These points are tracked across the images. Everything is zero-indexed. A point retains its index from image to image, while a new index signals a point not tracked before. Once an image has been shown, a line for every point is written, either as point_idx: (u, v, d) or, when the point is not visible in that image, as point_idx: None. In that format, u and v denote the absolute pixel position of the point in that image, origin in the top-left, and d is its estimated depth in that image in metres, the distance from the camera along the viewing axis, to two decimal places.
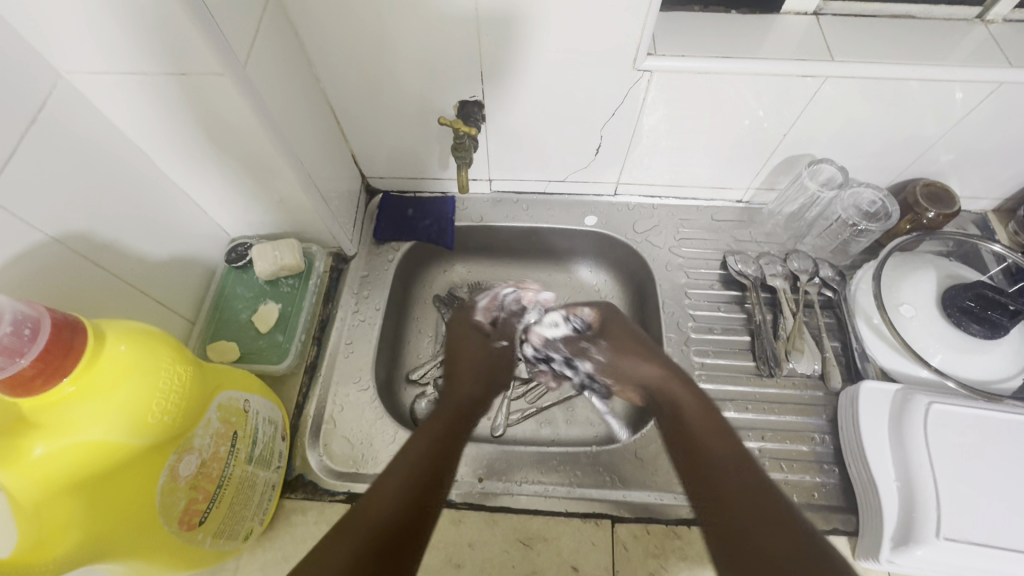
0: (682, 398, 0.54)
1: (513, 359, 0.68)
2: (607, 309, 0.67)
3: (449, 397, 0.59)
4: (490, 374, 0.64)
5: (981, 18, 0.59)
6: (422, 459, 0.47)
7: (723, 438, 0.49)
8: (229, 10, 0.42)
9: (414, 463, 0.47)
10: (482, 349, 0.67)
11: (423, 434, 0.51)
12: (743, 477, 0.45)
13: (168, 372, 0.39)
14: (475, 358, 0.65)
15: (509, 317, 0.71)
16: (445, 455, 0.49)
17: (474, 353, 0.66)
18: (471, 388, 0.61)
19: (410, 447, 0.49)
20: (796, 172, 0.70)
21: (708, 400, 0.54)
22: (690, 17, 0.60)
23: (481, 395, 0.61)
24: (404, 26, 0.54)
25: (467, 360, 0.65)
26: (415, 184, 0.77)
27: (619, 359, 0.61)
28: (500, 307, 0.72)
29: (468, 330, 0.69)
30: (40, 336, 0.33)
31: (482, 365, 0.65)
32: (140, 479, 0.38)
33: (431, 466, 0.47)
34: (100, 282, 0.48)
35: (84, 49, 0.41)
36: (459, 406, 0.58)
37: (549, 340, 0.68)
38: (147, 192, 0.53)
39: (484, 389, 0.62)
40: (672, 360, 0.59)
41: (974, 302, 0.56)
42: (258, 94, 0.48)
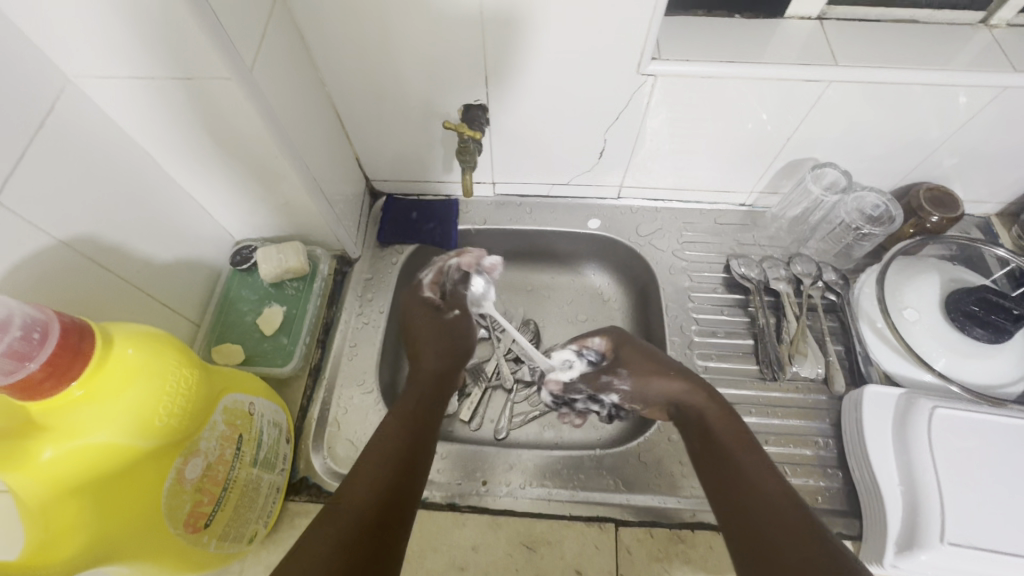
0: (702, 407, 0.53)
1: (469, 331, 0.66)
2: (616, 333, 0.63)
3: (414, 377, 0.57)
4: (454, 352, 0.62)
5: (984, 23, 0.59)
6: (394, 447, 0.47)
7: (749, 448, 0.49)
8: (235, 14, 0.43)
9: (392, 450, 0.46)
10: (438, 325, 0.63)
11: (389, 420, 0.49)
12: (773, 485, 0.45)
13: (175, 376, 0.39)
14: (432, 334, 0.62)
15: (455, 286, 0.68)
16: (418, 444, 0.48)
17: (429, 328, 0.62)
18: (430, 363, 0.59)
19: (385, 434, 0.48)
20: (799, 176, 0.70)
21: (732, 410, 0.53)
22: (694, 22, 0.60)
23: (449, 372, 0.59)
24: (409, 29, 0.54)
25: (427, 336, 0.61)
26: (418, 186, 0.78)
27: (635, 378, 0.58)
28: (443, 283, 0.67)
29: (419, 308, 0.64)
30: (49, 340, 0.33)
31: (445, 339, 0.62)
32: (147, 482, 0.38)
33: (405, 453, 0.47)
34: (106, 284, 0.49)
35: (92, 53, 0.41)
36: (427, 387, 0.56)
37: (568, 384, 0.65)
38: (154, 195, 0.53)
39: (449, 364, 0.60)
40: (686, 369, 0.57)
41: (978, 306, 0.56)
42: (264, 98, 0.48)
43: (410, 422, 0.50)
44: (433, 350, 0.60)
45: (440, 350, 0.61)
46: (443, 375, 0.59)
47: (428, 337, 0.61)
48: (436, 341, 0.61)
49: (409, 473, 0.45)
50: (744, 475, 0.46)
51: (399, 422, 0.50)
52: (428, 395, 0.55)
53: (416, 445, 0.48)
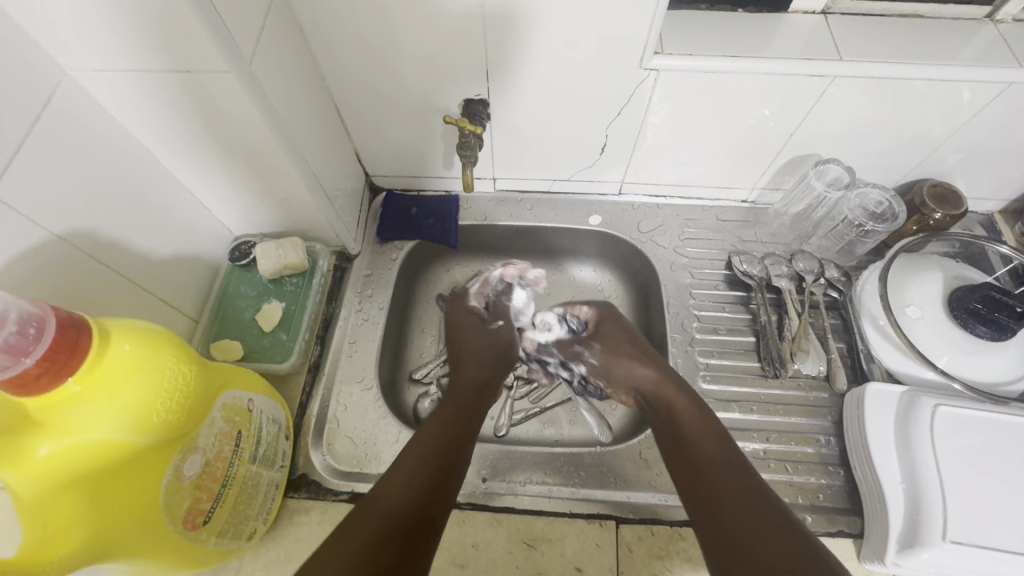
0: (677, 405, 0.55)
1: (513, 342, 0.69)
2: (602, 304, 0.70)
3: (460, 382, 0.61)
4: (498, 358, 0.66)
5: (990, 18, 0.58)
6: (433, 449, 0.50)
7: (718, 441, 0.50)
8: (234, 6, 0.42)
9: (421, 452, 0.49)
10: (482, 335, 0.68)
11: (433, 422, 0.53)
12: (738, 483, 0.46)
13: (173, 372, 0.39)
14: (474, 341, 0.67)
15: (500, 298, 0.74)
16: (458, 442, 0.52)
17: (473, 333, 0.68)
18: (474, 370, 0.63)
19: (421, 438, 0.51)
20: (802, 172, 0.70)
21: (704, 405, 0.55)
22: (697, 16, 0.59)
23: (486, 375, 0.63)
24: (409, 23, 0.54)
25: (470, 343, 0.67)
26: (418, 182, 0.77)
27: (611, 355, 0.64)
28: (492, 293, 0.74)
29: (463, 316, 0.70)
30: (45, 335, 0.33)
31: (487, 349, 0.66)
32: (144, 479, 0.37)
33: (444, 458, 0.49)
34: (104, 280, 0.48)
35: (88, 46, 0.41)
36: (468, 392, 0.60)
37: (543, 345, 0.71)
38: (152, 189, 0.53)
39: (487, 368, 0.64)
40: (665, 363, 0.61)
41: (981, 304, 0.55)
42: (263, 92, 0.47)
43: (449, 426, 0.53)
44: (473, 355, 0.65)
45: (483, 358, 0.65)
46: (483, 382, 0.62)
47: (478, 351, 0.65)
48: (478, 346, 0.66)
49: (446, 477, 0.48)
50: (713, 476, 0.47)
51: (440, 427, 0.53)
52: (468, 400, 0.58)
53: (454, 445, 0.51)
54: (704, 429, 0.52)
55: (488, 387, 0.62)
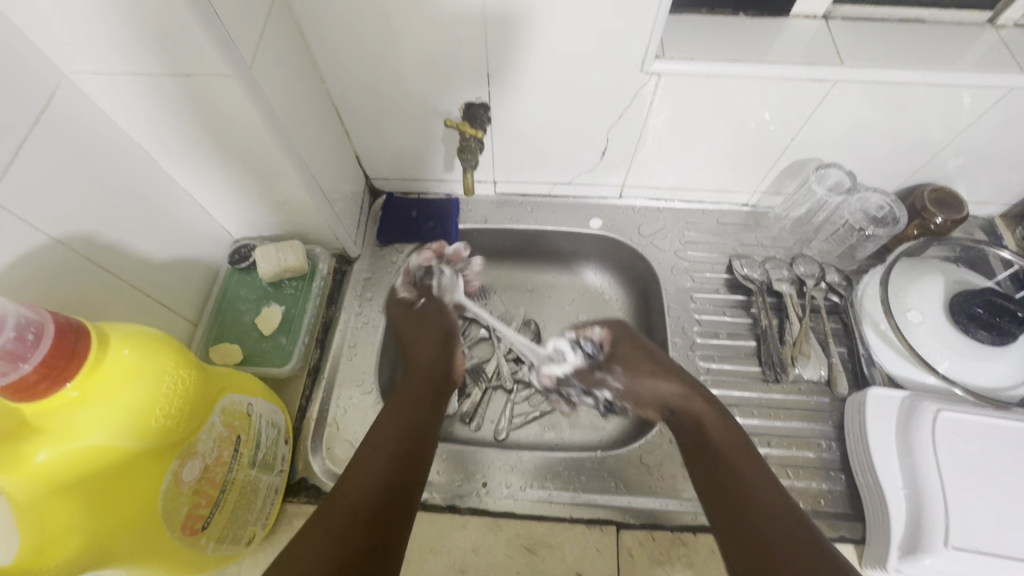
0: (694, 412, 0.55)
1: (444, 313, 0.67)
2: (616, 327, 0.64)
3: (413, 371, 0.59)
4: (444, 339, 0.63)
5: (991, 23, 0.58)
6: (392, 443, 0.49)
7: (744, 452, 0.51)
8: (234, 9, 0.42)
9: (387, 448, 0.49)
10: (417, 318, 0.65)
11: (397, 415, 0.52)
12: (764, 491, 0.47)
13: (172, 377, 0.39)
14: (411, 326, 0.64)
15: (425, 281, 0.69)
16: (421, 440, 0.51)
17: (410, 321, 0.64)
18: (426, 355, 0.61)
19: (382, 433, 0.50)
20: (803, 176, 0.70)
21: (728, 415, 0.55)
22: (698, 20, 0.59)
23: (441, 360, 0.61)
24: (410, 26, 0.54)
25: (416, 328, 0.64)
26: (418, 185, 0.77)
27: (632, 375, 0.60)
28: (414, 281, 0.69)
29: (396, 308, 0.66)
30: (43, 341, 0.33)
31: (423, 327, 0.64)
32: (142, 485, 0.37)
33: (403, 450, 0.49)
34: (103, 283, 0.48)
35: (88, 49, 0.41)
36: (423, 382, 0.58)
37: (561, 377, 0.65)
38: (152, 192, 0.52)
39: (440, 351, 0.62)
40: (689, 377, 0.58)
41: (982, 308, 0.56)
42: (263, 95, 0.47)
43: (411, 418, 0.53)
44: (422, 343, 0.62)
45: (426, 340, 0.62)
46: (438, 364, 0.61)
47: (415, 330, 0.64)
48: (421, 330, 0.64)
49: (408, 470, 0.48)
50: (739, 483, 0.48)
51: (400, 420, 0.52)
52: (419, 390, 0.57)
53: (414, 441, 0.51)
54: (724, 435, 0.52)
55: (444, 375, 0.61)
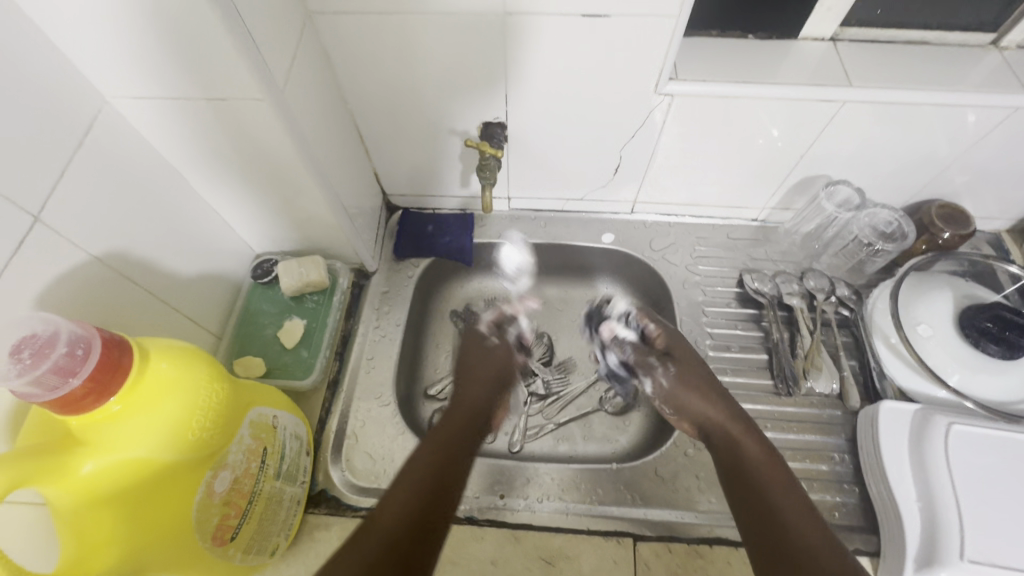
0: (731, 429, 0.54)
1: (511, 359, 0.65)
2: (670, 329, 0.65)
3: (459, 403, 0.58)
4: (500, 380, 0.62)
5: (994, 44, 0.60)
6: (425, 470, 0.47)
7: (784, 484, 0.48)
8: (268, 34, 0.44)
9: (421, 477, 0.46)
10: (482, 355, 0.64)
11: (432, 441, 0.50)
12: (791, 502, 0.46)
13: (207, 391, 0.40)
14: (476, 361, 0.63)
15: (503, 325, 0.70)
16: (455, 467, 0.49)
17: (475, 355, 0.64)
18: (479, 393, 0.59)
19: (416, 461, 0.48)
20: (812, 193, 0.71)
21: (773, 449, 0.52)
22: (709, 43, 0.61)
23: (489, 402, 0.59)
24: (431, 50, 0.56)
25: (475, 366, 0.63)
26: (434, 201, 0.79)
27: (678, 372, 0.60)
28: (498, 326, 0.69)
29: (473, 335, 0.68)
30: (92, 355, 0.34)
31: (481, 366, 0.62)
32: (177, 496, 0.38)
33: (436, 479, 0.46)
34: (136, 298, 0.49)
35: (129, 76, 0.43)
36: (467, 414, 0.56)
37: (617, 338, 0.67)
38: (182, 210, 0.54)
39: (492, 396, 0.60)
40: (727, 397, 0.57)
41: (992, 323, 0.57)
42: (293, 116, 0.49)
43: (452, 446, 0.50)
44: (477, 382, 0.60)
45: (482, 380, 0.61)
46: (484, 405, 0.58)
47: (472, 368, 0.62)
48: (478, 369, 0.62)
49: (444, 494, 0.46)
50: (767, 496, 0.47)
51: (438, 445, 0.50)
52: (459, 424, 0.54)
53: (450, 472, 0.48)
54: (763, 457, 0.51)
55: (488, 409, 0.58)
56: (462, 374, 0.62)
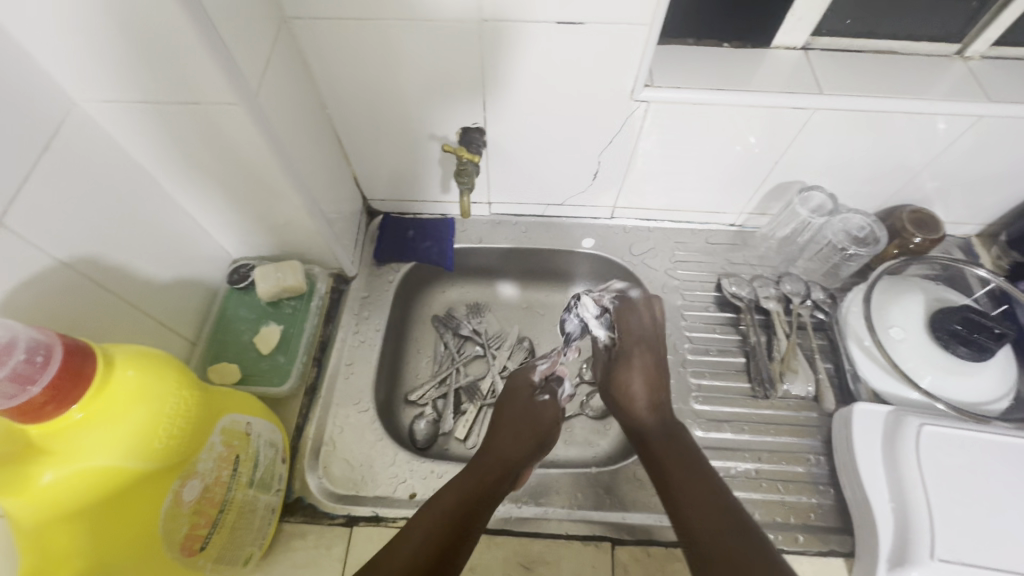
0: (652, 425, 0.59)
1: (558, 420, 0.64)
2: (638, 323, 0.67)
3: (489, 452, 0.57)
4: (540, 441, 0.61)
5: (960, 54, 0.61)
6: (443, 520, 0.47)
7: (690, 468, 0.53)
8: (240, 39, 0.44)
9: (439, 529, 0.46)
10: (528, 411, 0.63)
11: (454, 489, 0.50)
12: (701, 492, 0.50)
13: (174, 399, 0.39)
14: (522, 415, 0.62)
15: (552, 382, 0.68)
16: (474, 517, 0.48)
17: (520, 409, 0.63)
18: (512, 447, 0.58)
19: (432, 509, 0.48)
20: (787, 199, 0.72)
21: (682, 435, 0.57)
22: (685, 50, 0.62)
23: (526, 461, 0.58)
24: (409, 56, 0.56)
25: (517, 420, 0.62)
26: (414, 206, 0.79)
27: (621, 364, 0.65)
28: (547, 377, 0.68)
29: (521, 386, 0.66)
30: (51, 363, 0.33)
31: (524, 423, 0.61)
32: (144, 506, 0.38)
33: (453, 530, 0.46)
34: (105, 304, 0.49)
35: (98, 80, 0.42)
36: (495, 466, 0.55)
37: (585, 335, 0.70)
38: (154, 215, 0.53)
39: (529, 455, 0.59)
40: (659, 390, 0.62)
41: (961, 325, 0.57)
42: (268, 121, 0.49)
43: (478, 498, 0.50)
44: (516, 440, 0.59)
45: (523, 437, 0.60)
46: (518, 462, 0.57)
47: (517, 423, 0.61)
48: (521, 424, 0.61)
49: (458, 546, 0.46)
50: (679, 488, 0.51)
51: (460, 491, 0.50)
52: (491, 478, 0.53)
53: (468, 521, 0.48)
54: (668, 447, 0.56)
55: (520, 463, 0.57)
56: (503, 424, 0.61)
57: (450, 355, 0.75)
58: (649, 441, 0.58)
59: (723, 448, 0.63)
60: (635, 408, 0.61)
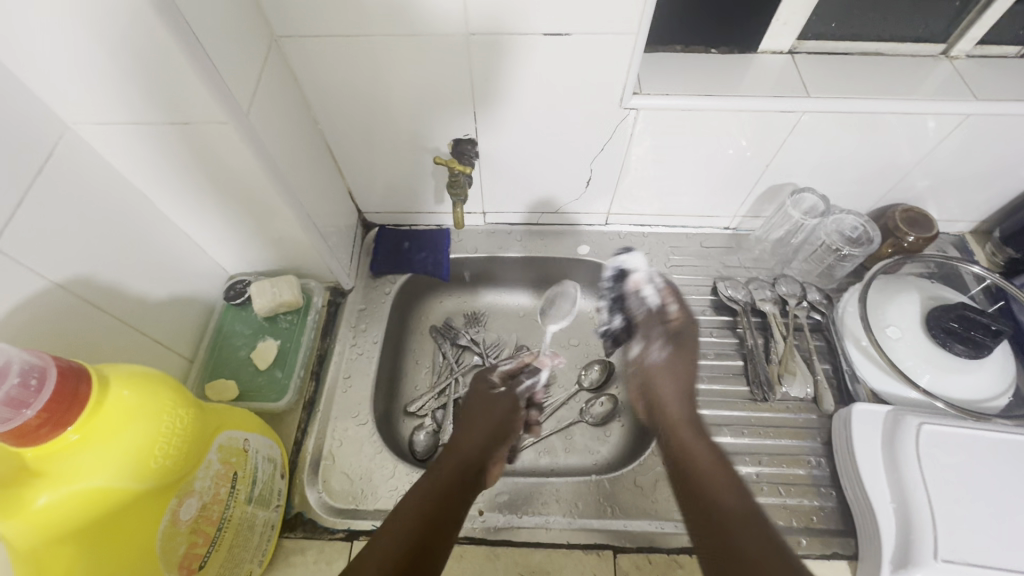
0: (681, 416, 0.58)
1: (516, 413, 0.63)
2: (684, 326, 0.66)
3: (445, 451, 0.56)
4: (497, 435, 0.59)
5: (945, 54, 0.62)
6: (414, 520, 0.47)
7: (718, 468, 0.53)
8: (228, 58, 0.44)
9: (407, 531, 0.46)
10: (484, 404, 0.62)
11: (416, 492, 0.50)
12: (726, 491, 0.50)
13: (170, 418, 0.39)
14: (479, 412, 0.61)
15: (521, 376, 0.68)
16: (441, 515, 0.48)
17: (477, 404, 0.62)
18: (466, 441, 0.57)
19: (400, 513, 0.48)
20: (780, 201, 0.73)
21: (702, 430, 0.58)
22: (673, 57, 0.63)
23: (485, 455, 0.57)
24: (399, 71, 0.56)
25: (473, 416, 0.61)
26: (410, 218, 0.79)
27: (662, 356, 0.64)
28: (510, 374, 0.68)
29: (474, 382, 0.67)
30: (46, 386, 0.33)
31: (482, 417, 0.60)
32: (140, 526, 0.38)
33: (422, 532, 0.46)
34: (100, 324, 0.49)
35: (90, 103, 0.42)
36: (451, 464, 0.54)
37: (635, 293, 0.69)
38: (150, 235, 0.54)
39: (489, 447, 0.58)
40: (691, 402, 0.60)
41: (957, 323, 0.57)
42: (259, 138, 0.49)
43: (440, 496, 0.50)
44: (471, 435, 0.58)
45: (476, 431, 0.59)
46: (478, 458, 0.56)
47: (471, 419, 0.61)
48: (479, 419, 0.60)
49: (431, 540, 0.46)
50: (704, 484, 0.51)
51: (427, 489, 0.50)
52: (450, 478, 0.52)
53: (433, 521, 0.48)
54: (691, 435, 0.56)
55: (477, 457, 0.56)
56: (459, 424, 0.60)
57: (449, 365, 0.75)
58: (672, 438, 0.57)
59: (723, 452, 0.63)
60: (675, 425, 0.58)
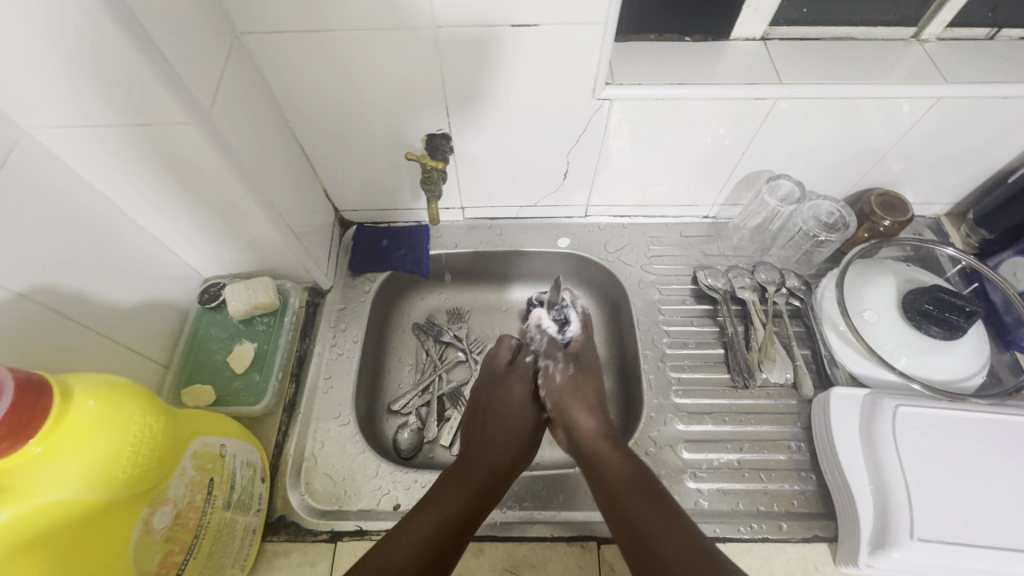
0: (598, 442, 0.58)
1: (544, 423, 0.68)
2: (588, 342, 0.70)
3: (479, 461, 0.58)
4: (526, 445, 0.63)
5: (916, 38, 0.62)
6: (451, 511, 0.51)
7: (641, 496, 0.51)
8: (186, 56, 0.43)
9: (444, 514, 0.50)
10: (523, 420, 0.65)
11: (456, 488, 0.53)
12: (661, 518, 0.49)
13: (139, 425, 0.39)
14: (510, 421, 0.64)
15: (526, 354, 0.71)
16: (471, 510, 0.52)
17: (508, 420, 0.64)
18: (499, 453, 0.59)
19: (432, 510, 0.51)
20: (757, 188, 0.73)
21: (628, 455, 0.56)
22: (645, 45, 0.62)
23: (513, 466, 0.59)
24: (369, 68, 0.56)
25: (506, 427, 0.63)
26: (388, 215, 0.78)
27: (575, 381, 0.65)
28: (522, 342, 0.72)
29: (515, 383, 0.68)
30: (4, 398, 0.32)
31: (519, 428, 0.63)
32: (111, 536, 0.37)
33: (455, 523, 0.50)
34: (65, 333, 0.48)
35: (41, 105, 0.41)
36: (484, 475, 0.56)
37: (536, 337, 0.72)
38: (117, 239, 0.53)
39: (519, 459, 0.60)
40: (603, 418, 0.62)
41: (932, 306, 0.58)
42: (224, 138, 0.48)
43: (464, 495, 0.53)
44: (504, 448, 0.60)
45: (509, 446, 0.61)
46: (509, 467, 0.59)
47: (506, 432, 0.62)
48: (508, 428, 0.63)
49: (460, 530, 0.50)
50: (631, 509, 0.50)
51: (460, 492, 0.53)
52: (488, 483, 0.55)
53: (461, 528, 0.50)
54: (614, 462, 0.55)
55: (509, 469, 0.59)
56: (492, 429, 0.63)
57: (433, 362, 0.75)
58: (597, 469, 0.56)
59: (706, 441, 0.63)
60: (595, 444, 0.58)
